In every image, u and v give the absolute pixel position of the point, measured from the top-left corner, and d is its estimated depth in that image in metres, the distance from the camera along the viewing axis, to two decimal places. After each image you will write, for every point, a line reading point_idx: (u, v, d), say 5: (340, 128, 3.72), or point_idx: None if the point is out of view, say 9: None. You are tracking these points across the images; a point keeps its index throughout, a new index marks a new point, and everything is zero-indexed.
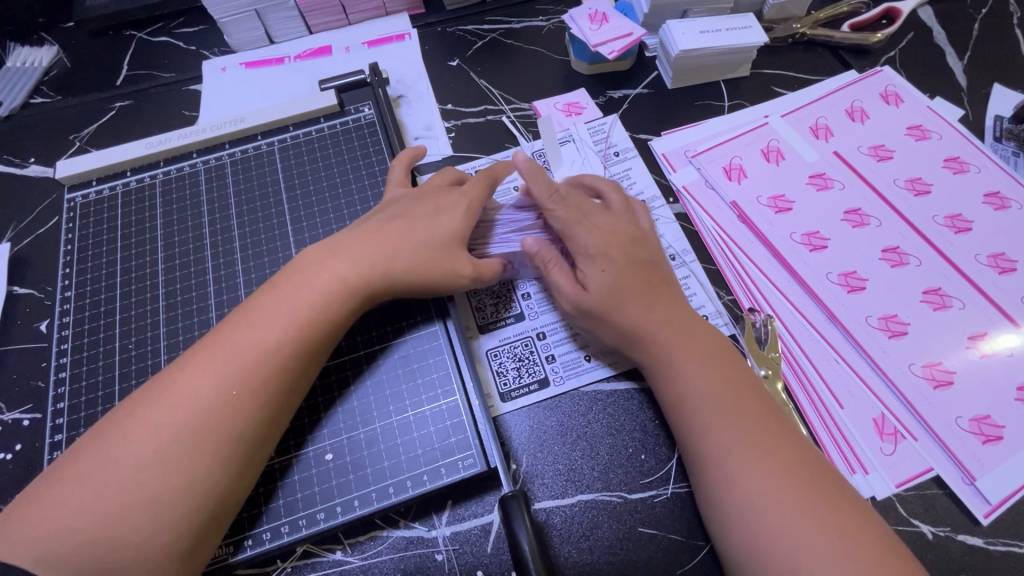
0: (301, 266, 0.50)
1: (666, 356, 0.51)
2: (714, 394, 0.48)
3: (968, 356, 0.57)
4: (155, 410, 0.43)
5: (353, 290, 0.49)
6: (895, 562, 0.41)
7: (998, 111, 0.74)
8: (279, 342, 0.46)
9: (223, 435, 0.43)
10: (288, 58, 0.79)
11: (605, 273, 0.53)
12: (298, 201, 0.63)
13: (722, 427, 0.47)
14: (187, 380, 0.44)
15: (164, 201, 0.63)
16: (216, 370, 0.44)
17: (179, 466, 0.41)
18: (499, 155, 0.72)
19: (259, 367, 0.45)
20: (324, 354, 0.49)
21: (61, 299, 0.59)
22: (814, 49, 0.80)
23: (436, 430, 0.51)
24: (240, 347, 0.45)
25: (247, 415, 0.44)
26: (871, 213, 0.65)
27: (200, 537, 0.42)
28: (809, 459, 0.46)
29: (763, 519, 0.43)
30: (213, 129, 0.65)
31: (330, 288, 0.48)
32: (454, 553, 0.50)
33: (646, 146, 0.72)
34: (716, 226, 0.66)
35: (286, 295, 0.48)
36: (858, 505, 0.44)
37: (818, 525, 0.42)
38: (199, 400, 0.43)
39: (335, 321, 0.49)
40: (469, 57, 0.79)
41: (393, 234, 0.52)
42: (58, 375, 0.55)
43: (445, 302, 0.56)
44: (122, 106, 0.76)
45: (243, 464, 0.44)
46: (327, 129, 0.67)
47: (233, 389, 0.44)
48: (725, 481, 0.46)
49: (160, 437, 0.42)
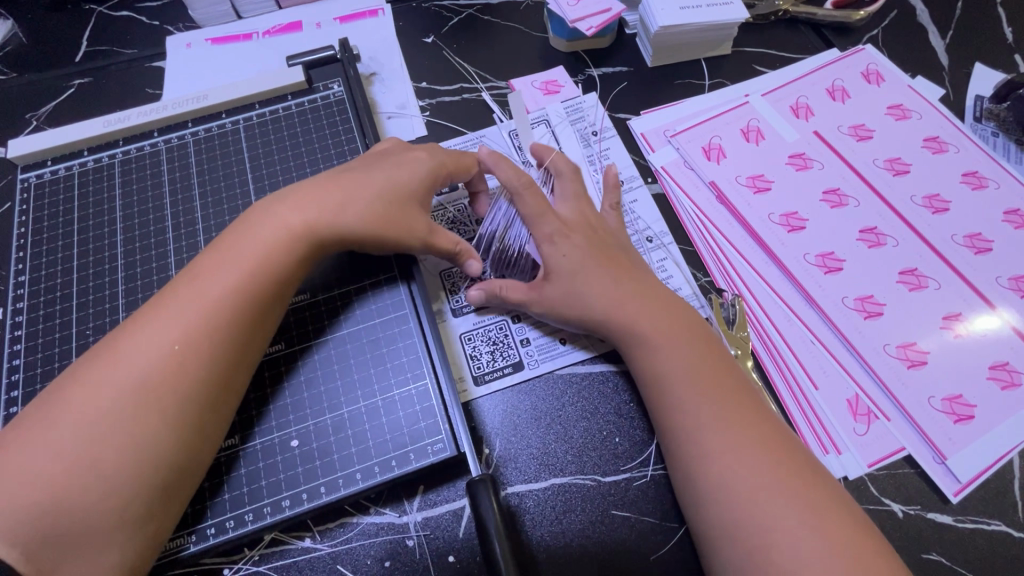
0: (247, 223, 0.48)
1: (647, 338, 0.51)
2: (700, 376, 0.49)
3: (942, 336, 0.57)
4: (96, 372, 0.41)
5: (297, 239, 0.48)
6: (863, 535, 0.43)
7: (979, 91, 0.73)
8: (221, 297, 0.45)
9: (167, 391, 0.42)
10: (256, 34, 0.76)
11: (568, 255, 0.55)
12: (265, 180, 0.61)
13: (702, 399, 0.48)
14: (129, 338, 0.43)
15: (123, 180, 0.61)
16: (160, 326, 0.43)
17: (123, 428, 0.40)
18: (475, 134, 0.70)
19: (202, 322, 0.43)
20: (274, 310, 0.48)
21: (15, 284, 0.56)
22: (796, 26, 0.78)
23: (404, 414, 0.50)
24: (185, 302, 0.44)
25: (191, 372, 0.42)
26: (849, 193, 0.65)
27: (155, 510, 0.41)
28: (780, 430, 0.48)
29: (741, 489, 0.44)
30: (175, 107, 0.63)
31: (274, 238, 0.47)
32: (425, 538, 0.50)
33: (624, 125, 0.71)
34: (694, 207, 0.65)
35: (227, 251, 0.47)
36: (829, 484, 0.45)
37: (795, 497, 0.43)
38: (139, 356, 0.42)
39: (282, 272, 0.47)
40: (444, 34, 0.76)
41: (362, 214, 0.50)
42: (12, 362, 0.53)
43: (414, 278, 0.55)
44: (81, 83, 0.73)
45: (195, 423, 0.43)
46: (294, 107, 0.64)
47: (177, 344, 0.43)
48: (705, 453, 0.46)
49: (103, 401, 0.40)
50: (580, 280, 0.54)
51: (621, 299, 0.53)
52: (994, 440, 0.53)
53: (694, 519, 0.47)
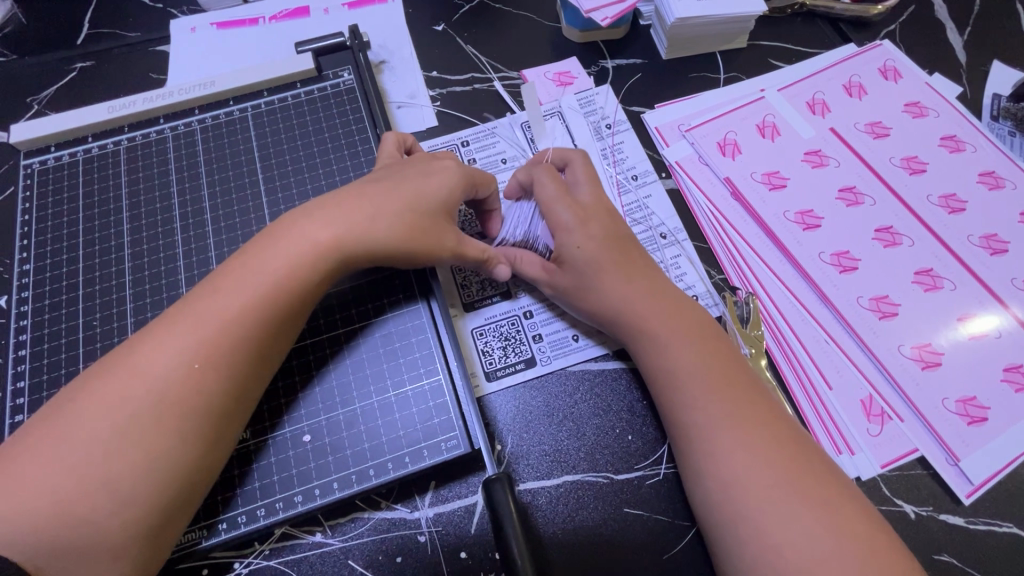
0: (275, 235, 0.47)
1: (663, 337, 0.51)
2: (717, 377, 0.48)
3: (957, 337, 0.57)
4: (110, 383, 0.40)
5: (323, 253, 0.46)
6: (880, 536, 0.42)
7: (996, 90, 0.72)
8: (242, 313, 0.43)
9: (186, 410, 0.41)
10: (263, 19, 0.74)
11: (586, 245, 0.54)
12: (274, 170, 0.60)
13: (720, 402, 0.47)
14: (143, 348, 0.42)
15: (129, 168, 0.59)
16: (177, 340, 0.42)
17: (134, 427, 0.39)
18: (486, 125, 0.69)
19: (223, 339, 0.42)
20: (293, 325, 0.47)
21: (20, 273, 0.55)
22: (813, 20, 0.77)
23: (418, 410, 0.50)
24: (206, 317, 0.43)
25: (210, 390, 0.42)
26: (866, 191, 0.64)
27: (169, 507, 0.41)
28: (800, 436, 0.47)
29: (756, 493, 0.44)
30: (181, 93, 0.61)
31: (299, 252, 0.46)
32: (437, 534, 0.49)
33: (638, 119, 0.70)
34: (709, 203, 0.64)
35: (247, 266, 0.45)
36: (845, 483, 0.45)
37: (813, 499, 0.43)
38: (156, 371, 0.41)
39: (305, 289, 0.46)
40: (455, 22, 0.75)
41: (394, 237, 0.48)
42: (18, 353, 0.52)
43: (431, 282, 0.54)
44: (83, 67, 0.71)
45: (209, 437, 0.42)
46: (304, 96, 0.63)
47: (195, 362, 0.41)
48: (721, 455, 0.46)
49: (116, 407, 0.40)
50: (595, 276, 0.53)
51: (636, 295, 0.52)
52: (1007, 442, 0.53)
53: (707, 519, 0.46)
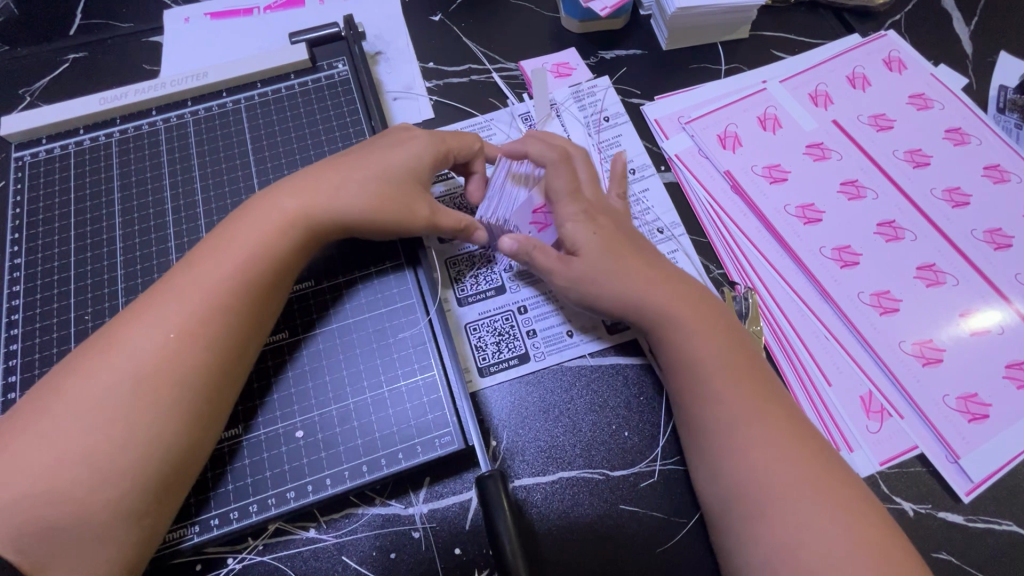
0: (247, 213, 0.48)
1: (667, 330, 0.50)
2: (712, 362, 0.48)
3: (959, 332, 0.56)
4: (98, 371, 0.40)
5: (296, 226, 0.47)
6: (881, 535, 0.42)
7: (1003, 81, 0.71)
8: (214, 288, 0.44)
9: (165, 383, 0.41)
10: (258, 9, 0.74)
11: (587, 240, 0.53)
12: (267, 161, 0.59)
13: (732, 398, 0.46)
14: (128, 327, 0.42)
15: (120, 160, 0.59)
16: (157, 315, 0.43)
17: (116, 415, 0.39)
18: (481, 119, 0.68)
19: (201, 311, 0.43)
20: (275, 298, 0.47)
21: (12, 266, 0.55)
22: (817, 9, 0.76)
23: (411, 406, 0.49)
24: (186, 287, 0.44)
25: (184, 370, 0.41)
26: (868, 185, 0.63)
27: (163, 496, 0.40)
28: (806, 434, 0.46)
29: (759, 490, 0.43)
30: (174, 85, 0.61)
31: (273, 223, 0.47)
32: (431, 530, 0.49)
33: (638, 111, 0.69)
34: (709, 197, 0.64)
35: (222, 233, 0.46)
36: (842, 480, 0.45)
37: (816, 497, 0.42)
38: (139, 346, 0.41)
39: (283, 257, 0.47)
40: (452, 12, 0.74)
41: (377, 206, 0.49)
42: (9, 348, 0.52)
43: (416, 259, 0.54)
44: (77, 58, 0.70)
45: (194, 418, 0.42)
46: (297, 86, 0.62)
47: (171, 331, 0.42)
48: (730, 453, 0.45)
49: (107, 392, 0.40)
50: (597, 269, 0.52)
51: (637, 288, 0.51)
52: (1007, 440, 0.52)
53: (707, 512, 0.46)
